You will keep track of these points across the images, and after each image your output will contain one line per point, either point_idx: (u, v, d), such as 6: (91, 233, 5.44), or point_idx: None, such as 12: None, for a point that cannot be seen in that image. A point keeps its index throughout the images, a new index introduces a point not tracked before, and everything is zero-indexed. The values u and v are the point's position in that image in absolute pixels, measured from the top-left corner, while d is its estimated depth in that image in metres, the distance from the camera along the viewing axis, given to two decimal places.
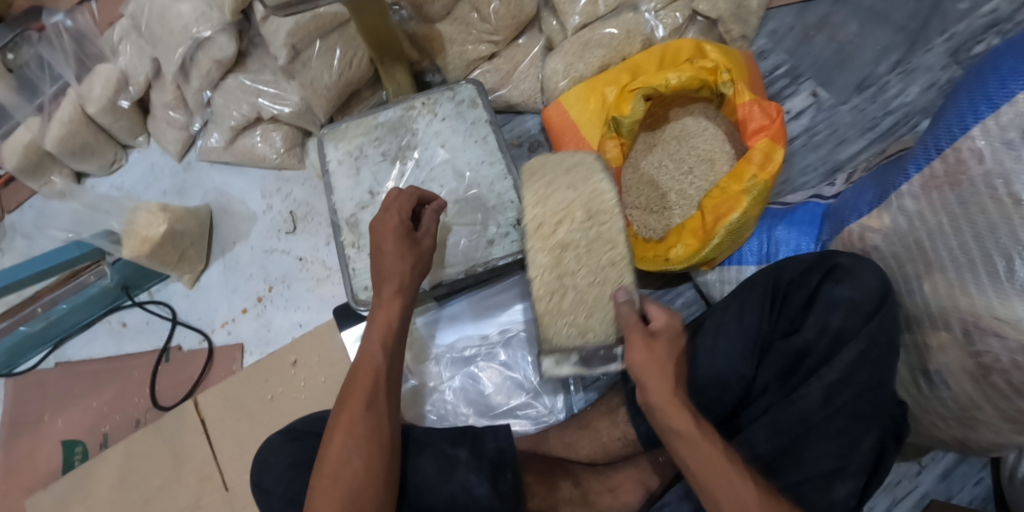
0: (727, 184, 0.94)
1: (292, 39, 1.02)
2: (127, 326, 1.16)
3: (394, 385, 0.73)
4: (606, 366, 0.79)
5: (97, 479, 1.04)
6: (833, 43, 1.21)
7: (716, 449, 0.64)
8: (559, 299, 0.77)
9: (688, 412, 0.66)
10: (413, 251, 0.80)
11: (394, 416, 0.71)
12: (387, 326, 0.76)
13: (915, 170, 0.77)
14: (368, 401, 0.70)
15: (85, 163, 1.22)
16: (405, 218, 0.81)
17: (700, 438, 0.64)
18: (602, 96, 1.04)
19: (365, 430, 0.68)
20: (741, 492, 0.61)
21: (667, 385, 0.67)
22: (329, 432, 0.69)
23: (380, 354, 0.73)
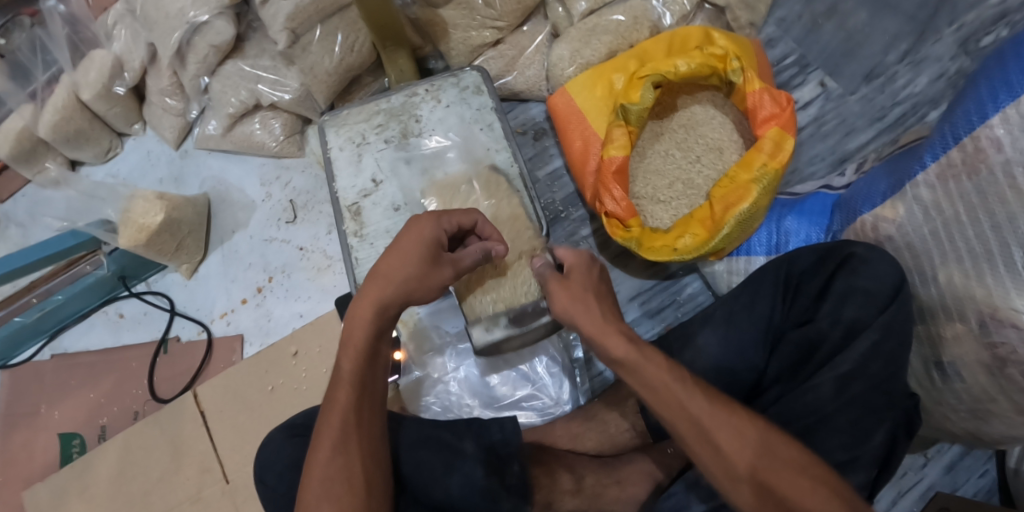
0: (736, 172, 0.93)
1: (293, 23, 1.01)
2: (124, 317, 1.13)
3: (372, 416, 0.70)
4: (537, 320, 0.89)
5: (94, 472, 1.02)
6: (842, 31, 1.18)
7: (660, 372, 0.61)
8: (477, 276, 0.89)
9: (623, 336, 0.65)
10: (435, 274, 0.76)
11: (373, 452, 0.68)
12: (358, 357, 0.71)
13: (932, 159, 0.76)
14: (340, 443, 0.67)
15: (79, 150, 1.19)
16: (442, 236, 0.77)
17: (640, 363, 0.62)
18: (609, 82, 1.02)
19: (338, 475, 0.65)
20: (697, 412, 0.58)
21: (595, 315, 0.67)
22: (307, 477, 0.66)
23: (352, 392, 0.69)
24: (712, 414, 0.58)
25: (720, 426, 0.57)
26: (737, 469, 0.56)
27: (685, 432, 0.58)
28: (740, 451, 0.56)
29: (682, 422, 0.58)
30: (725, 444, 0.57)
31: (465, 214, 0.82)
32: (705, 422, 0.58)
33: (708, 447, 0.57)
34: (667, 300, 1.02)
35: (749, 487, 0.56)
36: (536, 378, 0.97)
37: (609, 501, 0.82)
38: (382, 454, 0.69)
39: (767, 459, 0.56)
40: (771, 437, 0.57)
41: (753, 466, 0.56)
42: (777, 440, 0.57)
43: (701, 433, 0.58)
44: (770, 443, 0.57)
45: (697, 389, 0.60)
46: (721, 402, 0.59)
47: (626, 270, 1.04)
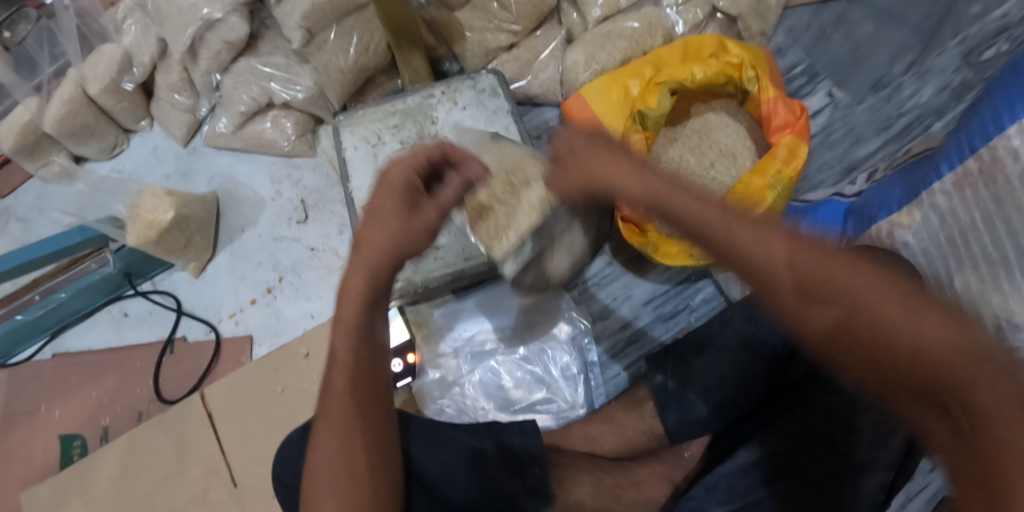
0: (751, 179, 0.93)
1: (308, 22, 0.99)
2: (129, 315, 1.11)
3: (373, 397, 0.65)
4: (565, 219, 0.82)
5: (96, 474, 1.00)
6: (849, 41, 1.21)
7: (702, 211, 0.54)
8: (490, 219, 0.80)
9: (648, 176, 0.58)
10: (415, 225, 0.67)
11: (376, 438, 0.64)
12: (353, 338, 0.65)
13: (947, 168, 0.78)
14: (340, 430, 0.63)
15: (84, 145, 1.16)
16: (415, 176, 0.68)
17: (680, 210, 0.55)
18: (625, 88, 1.00)
19: (341, 465, 0.62)
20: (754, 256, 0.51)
21: (621, 164, 0.60)
22: (312, 468, 0.63)
23: (350, 375, 0.64)
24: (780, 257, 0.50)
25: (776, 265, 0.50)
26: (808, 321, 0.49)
27: (741, 268, 0.52)
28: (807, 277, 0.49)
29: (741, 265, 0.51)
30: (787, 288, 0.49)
31: (431, 146, 0.70)
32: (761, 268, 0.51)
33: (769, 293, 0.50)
34: (681, 304, 1.02)
35: (819, 335, 0.49)
36: (551, 382, 0.98)
37: (626, 504, 0.84)
38: (386, 438, 0.65)
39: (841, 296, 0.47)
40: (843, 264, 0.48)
41: (832, 321, 0.48)
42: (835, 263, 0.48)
43: (761, 266, 0.50)
44: (842, 269, 0.48)
45: (745, 232, 0.52)
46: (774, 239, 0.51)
47: (639, 274, 1.04)
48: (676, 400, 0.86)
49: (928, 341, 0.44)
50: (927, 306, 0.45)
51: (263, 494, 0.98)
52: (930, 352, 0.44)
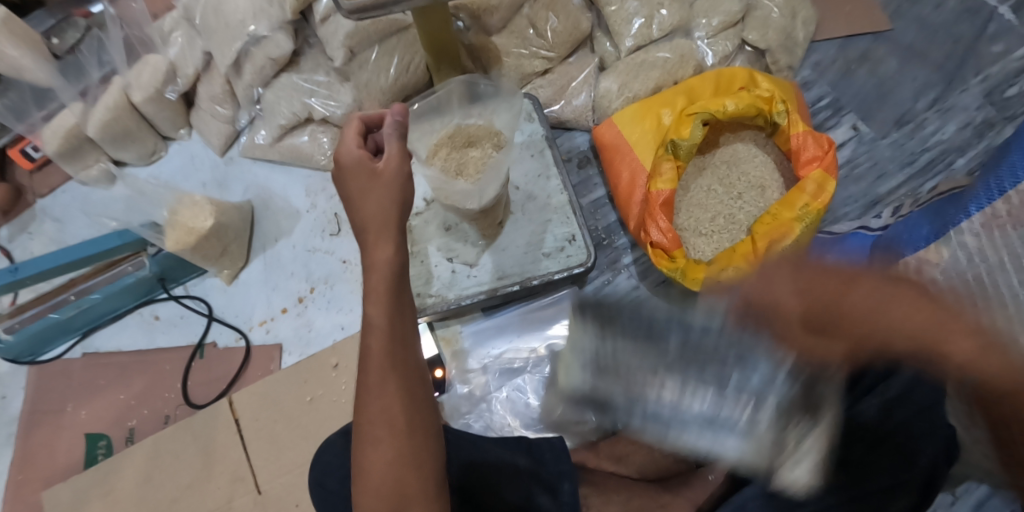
0: (779, 210, 0.97)
1: (352, 41, 1.03)
2: (159, 319, 1.13)
3: (408, 361, 0.66)
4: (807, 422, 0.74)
5: (121, 476, 1.01)
6: (874, 78, 1.23)
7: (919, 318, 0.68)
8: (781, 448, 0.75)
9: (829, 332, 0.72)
10: (395, 182, 0.69)
11: (413, 397, 0.65)
12: (385, 304, 0.66)
13: (976, 208, 0.83)
14: (379, 387, 0.64)
15: (123, 150, 1.18)
16: (361, 150, 0.70)
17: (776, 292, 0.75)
18: (658, 117, 1.05)
19: (379, 419, 0.63)
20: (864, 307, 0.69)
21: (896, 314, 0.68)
22: (356, 425, 0.65)
23: (385, 338, 0.65)
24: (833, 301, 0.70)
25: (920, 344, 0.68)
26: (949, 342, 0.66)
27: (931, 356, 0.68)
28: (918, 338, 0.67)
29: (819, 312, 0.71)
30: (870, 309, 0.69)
31: (357, 121, 0.73)
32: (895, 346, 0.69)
33: (843, 318, 0.70)
34: None
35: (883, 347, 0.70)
36: None
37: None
38: (420, 395, 0.66)
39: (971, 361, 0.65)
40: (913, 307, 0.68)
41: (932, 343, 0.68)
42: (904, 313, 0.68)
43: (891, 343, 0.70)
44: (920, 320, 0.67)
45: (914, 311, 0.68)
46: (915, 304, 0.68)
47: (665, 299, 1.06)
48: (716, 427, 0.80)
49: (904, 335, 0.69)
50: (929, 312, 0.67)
51: (288, 503, 0.99)
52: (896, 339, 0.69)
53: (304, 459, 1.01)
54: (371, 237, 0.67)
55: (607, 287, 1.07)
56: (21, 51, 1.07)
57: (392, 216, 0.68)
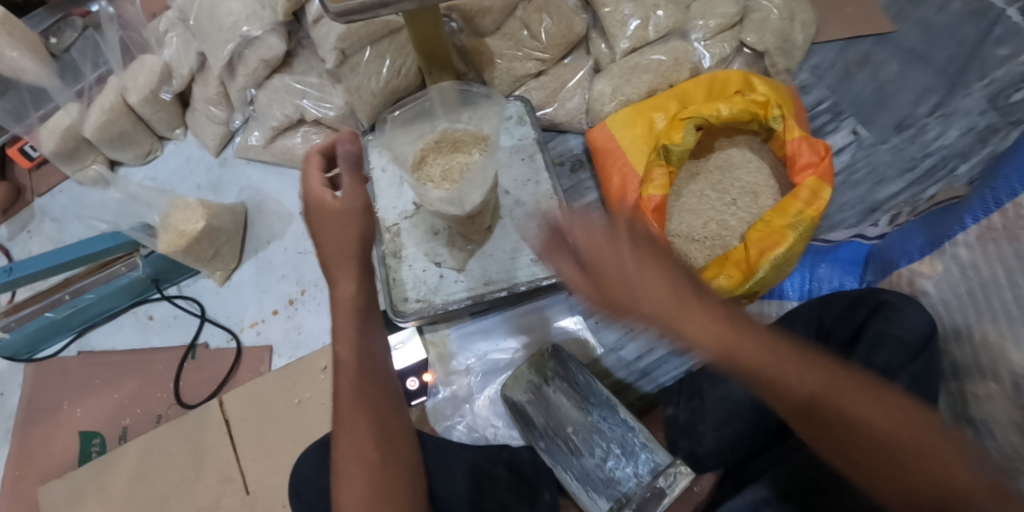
0: (771, 217, 0.94)
1: (343, 44, 1.03)
2: (153, 319, 1.14)
3: (380, 393, 0.68)
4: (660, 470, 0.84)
5: (112, 473, 1.02)
6: (874, 81, 1.21)
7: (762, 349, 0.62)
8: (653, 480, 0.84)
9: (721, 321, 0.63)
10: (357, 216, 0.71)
11: (386, 428, 0.67)
12: (351, 339, 0.69)
13: (972, 221, 0.78)
14: (350, 423, 0.66)
15: (120, 151, 1.19)
16: (324, 189, 0.72)
17: (592, 253, 0.66)
18: (650, 121, 1.03)
19: (352, 454, 0.65)
20: (769, 368, 0.62)
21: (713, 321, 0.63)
22: (333, 460, 0.66)
23: (355, 373, 0.68)
24: (742, 348, 0.62)
25: (844, 412, 0.61)
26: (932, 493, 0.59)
27: (789, 395, 0.62)
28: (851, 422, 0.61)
29: (698, 342, 0.63)
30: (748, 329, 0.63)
31: (317, 156, 0.75)
32: (800, 412, 0.62)
33: (737, 367, 0.62)
34: None
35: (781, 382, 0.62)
36: None
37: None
38: (392, 426, 0.68)
39: (914, 444, 0.60)
40: (860, 386, 0.62)
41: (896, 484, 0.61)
42: (867, 403, 0.62)
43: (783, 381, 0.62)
44: (860, 397, 0.62)
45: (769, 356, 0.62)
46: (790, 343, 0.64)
47: None
48: (603, 486, 0.86)
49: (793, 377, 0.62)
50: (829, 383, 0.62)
51: (276, 504, 1.00)
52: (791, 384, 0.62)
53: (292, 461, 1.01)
54: (332, 272, 0.70)
55: None
56: (19, 52, 1.08)
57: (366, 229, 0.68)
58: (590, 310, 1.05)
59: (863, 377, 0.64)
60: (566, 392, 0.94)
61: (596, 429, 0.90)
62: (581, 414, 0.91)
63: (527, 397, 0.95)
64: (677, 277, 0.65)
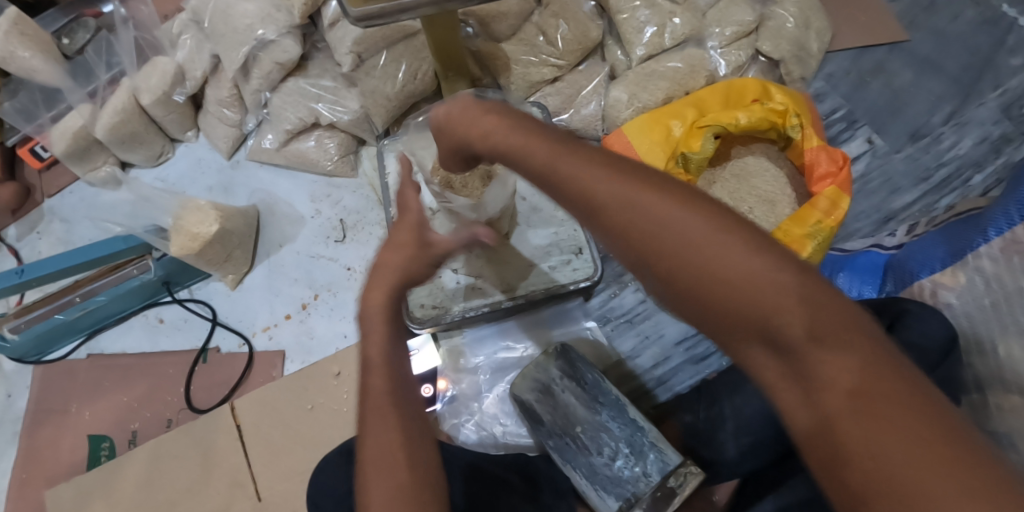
0: (789, 226, 0.94)
1: (359, 47, 1.03)
2: (163, 322, 1.13)
3: None
4: (669, 472, 0.82)
5: (122, 478, 1.01)
6: (888, 90, 1.21)
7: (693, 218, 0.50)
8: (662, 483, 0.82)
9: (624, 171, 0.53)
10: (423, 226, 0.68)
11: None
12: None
13: (995, 233, 0.78)
14: None
15: (131, 152, 1.18)
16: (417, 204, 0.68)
17: (495, 137, 0.59)
18: (667, 129, 1.02)
19: None
20: (644, 225, 0.51)
21: (634, 184, 0.52)
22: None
23: None
24: (650, 211, 0.51)
25: (742, 289, 0.47)
26: (858, 410, 0.43)
27: (741, 299, 0.47)
28: (756, 300, 0.47)
29: (621, 228, 0.52)
30: (635, 192, 0.52)
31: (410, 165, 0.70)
32: (679, 286, 0.50)
33: (651, 242, 0.50)
34: (714, 347, 1.02)
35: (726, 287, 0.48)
36: None
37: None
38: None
39: (837, 344, 0.45)
40: (774, 264, 0.47)
41: (818, 396, 0.45)
42: (793, 285, 0.46)
43: (729, 273, 0.48)
44: (774, 279, 0.47)
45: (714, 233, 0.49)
46: (694, 206, 0.50)
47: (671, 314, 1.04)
48: (612, 484, 0.83)
49: (739, 274, 0.47)
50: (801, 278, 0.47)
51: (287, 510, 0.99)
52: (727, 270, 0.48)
53: (304, 467, 1.00)
54: None
55: (613, 300, 1.06)
56: (31, 53, 1.07)
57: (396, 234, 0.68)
58: (606, 317, 1.05)
59: (792, 255, 0.49)
60: (573, 391, 0.92)
61: (604, 427, 0.88)
62: (588, 412, 0.90)
63: (535, 395, 0.93)
64: (579, 148, 0.55)
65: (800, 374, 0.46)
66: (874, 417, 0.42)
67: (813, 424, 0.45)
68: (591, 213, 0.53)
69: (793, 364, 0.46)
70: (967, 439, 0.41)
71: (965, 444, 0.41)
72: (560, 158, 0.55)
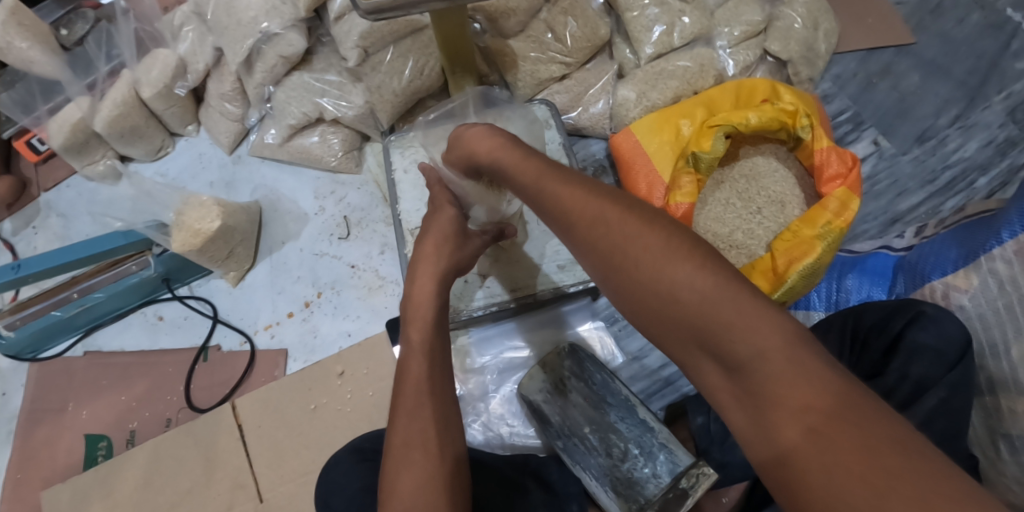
0: (800, 227, 0.94)
1: (366, 42, 1.00)
2: (163, 320, 1.11)
3: (447, 391, 0.68)
4: (681, 471, 0.81)
5: (120, 479, 0.99)
6: (895, 92, 1.20)
7: (654, 244, 0.56)
8: (675, 482, 0.80)
9: (598, 199, 0.60)
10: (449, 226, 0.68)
11: (446, 421, 0.66)
12: (426, 328, 0.71)
13: (1009, 235, 0.78)
14: (414, 412, 0.65)
15: (131, 146, 1.16)
16: None
17: (497, 159, 0.66)
18: (676, 128, 1.02)
19: (413, 441, 0.63)
20: (617, 249, 0.58)
21: (604, 212, 0.59)
22: (388, 449, 0.64)
23: (425, 361, 0.68)
24: (617, 237, 0.58)
25: (697, 309, 0.53)
26: (797, 422, 0.47)
27: (691, 319, 0.53)
28: (708, 319, 0.52)
29: (595, 251, 0.59)
30: (611, 218, 0.59)
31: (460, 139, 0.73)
32: (643, 307, 0.56)
33: (618, 265, 0.57)
34: None
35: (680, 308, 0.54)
36: None
37: None
38: (454, 421, 0.67)
39: (781, 363, 0.49)
40: (730, 288, 0.53)
41: (761, 411, 0.49)
42: (746, 308, 0.52)
43: (681, 296, 0.54)
44: (727, 300, 0.52)
45: (673, 258, 0.55)
46: (664, 234, 0.57)
47: None
48: (623, 487, 0.82)
49: (691, 296, 0.53)
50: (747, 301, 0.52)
51: None
52: (681, 293, 0.54)
53: (307, 468, 0.99)
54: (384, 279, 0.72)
55: None
56: (29, 43, 1.05)
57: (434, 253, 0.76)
58: (613, 317, 1.04)
59: (741, 279, 0.54)
60: (581, 392, 0.92)
61: (613, 428, 0.88)
62: (597, 412, 0.89)
63: (543, 396, 0.93)
64: (563, 174, 0.63)
65: (747, 390, 0.51)
66: (807, 428, 0.47)
67: (758, 435, 0.49)
68: (572, 237, 0.61)
69: (742, 380, 0.51)
70: (899, 450, 0.44)
71: (898, 455, 0.43)
72: (545, 186, 0.62)
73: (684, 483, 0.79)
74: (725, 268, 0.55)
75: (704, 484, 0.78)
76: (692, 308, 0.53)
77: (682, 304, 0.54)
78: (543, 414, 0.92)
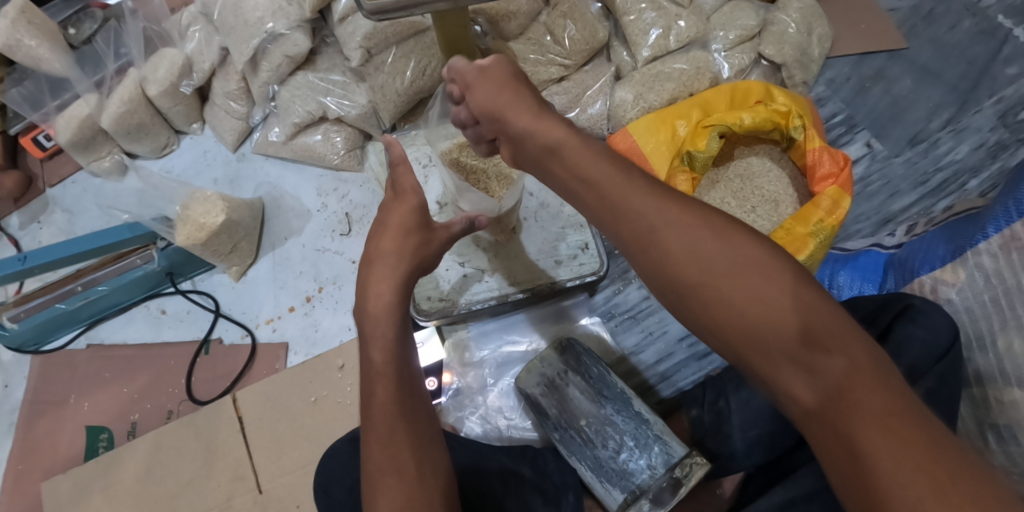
0: (793, 225, 0.95)
1: (369, 42, 1.03)
2: (166, 313, 1.12)
3: (418, 412, 0.68)
4: (674, 461, 0.83)
5: (120, 470, 1.00)
6: (888, 95, 1.23)
7: (747, 256, 0.62)
8: (670, 472, 0.83)
9: (683, 208, 0.65)
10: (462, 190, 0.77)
11: (420, 439, 0.66)
12: (388, 348, 0.70)
13: (994, 230, 0.79)
14: (387, 438, 0.65)
15: (137, 143, 1.18)
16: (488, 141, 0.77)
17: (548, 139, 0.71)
18: (673, 128, 1.03)
19: (390, 466, 0.64)
20: (703, 253, 0.63)
21: (689, 218, 0.65)
22: (365, 474, 0.65)
23: (390, 385, 0.68)
24: (707, 243, 0.63)
25: (785, 315, 0.59)
26: (870, 422, 0.54)
27: (778, 325, 0.59)
28: (796, 328, 0.59)
29: (679, 254, 0.63)
30: (696, 226, 0.64)
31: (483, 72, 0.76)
32: (721, 309, 0.61)
33: (705, 268, 0.62)
34: None
35: (766, 311, 0.60)
36: None
37: None
38: (429, 439, 0.67)
39: (862, 374, 0.56)
40: (814, 303, 0.60)
41: (838, 410, 0.56)
42: (830, 323, 0.59)
43: (771, 304, 0.60)
44: (814, 313, 0.59)
45: (758, 268, 0.61)
46: (753, 246, 0.63)
47: None
48: (617, 477, 0.84)
49: (777, 303, 0.60)
50: (829, 315, 0.59)
51: (289, 504, 0.98)
52: (769, 299, 0.60)
53: (307, 460, 1.00)
54: (382, 268, 0.74)
55: (617, 296, 1.07)
56: (38, 41, 1.07)
57: (407, 248, 0.76)
58: (610, 313, 1.06)
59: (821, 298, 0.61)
60: (579, 384, 0.92)
61: (609, 421, 0.88)
62: (594, 405, 0.90)
63: (541, 389, 0.93)
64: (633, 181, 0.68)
65: (826, 391, 0.57)
66: (883, 426, 0.53)
67: (832, 433, 0.56)
68: (649, 244, 0.65)
69: (818, 383, 0.57)
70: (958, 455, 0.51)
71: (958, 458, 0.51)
72: (628, 191, 0.66)
73: (678, 472, 0.82)
74: (803, 280, 0.61)
75: (697, 473, 0.82)
76: (781, 316, 0.59)
77: (768, 308, 0.60)
78: (540, 407, 0.92)
